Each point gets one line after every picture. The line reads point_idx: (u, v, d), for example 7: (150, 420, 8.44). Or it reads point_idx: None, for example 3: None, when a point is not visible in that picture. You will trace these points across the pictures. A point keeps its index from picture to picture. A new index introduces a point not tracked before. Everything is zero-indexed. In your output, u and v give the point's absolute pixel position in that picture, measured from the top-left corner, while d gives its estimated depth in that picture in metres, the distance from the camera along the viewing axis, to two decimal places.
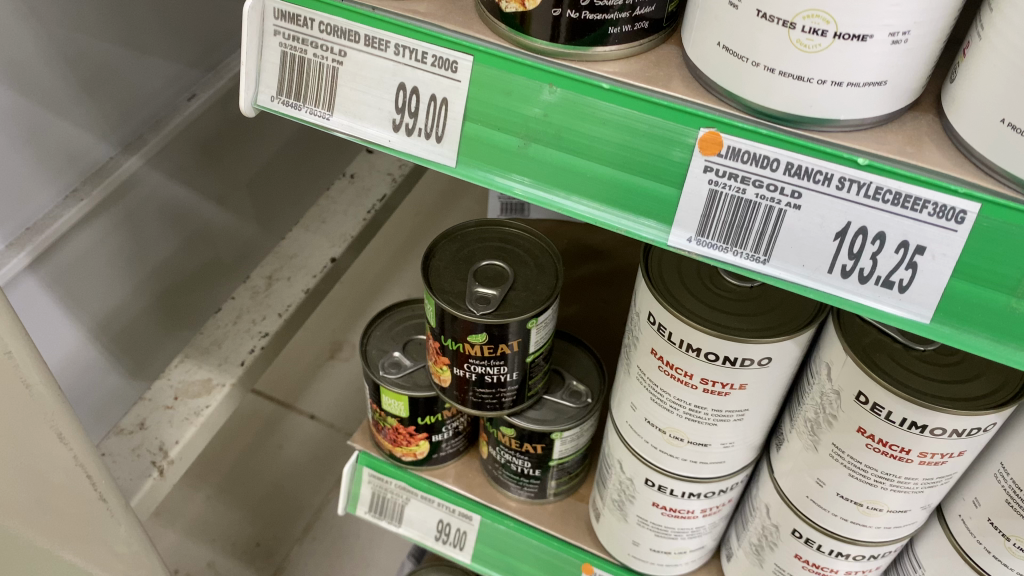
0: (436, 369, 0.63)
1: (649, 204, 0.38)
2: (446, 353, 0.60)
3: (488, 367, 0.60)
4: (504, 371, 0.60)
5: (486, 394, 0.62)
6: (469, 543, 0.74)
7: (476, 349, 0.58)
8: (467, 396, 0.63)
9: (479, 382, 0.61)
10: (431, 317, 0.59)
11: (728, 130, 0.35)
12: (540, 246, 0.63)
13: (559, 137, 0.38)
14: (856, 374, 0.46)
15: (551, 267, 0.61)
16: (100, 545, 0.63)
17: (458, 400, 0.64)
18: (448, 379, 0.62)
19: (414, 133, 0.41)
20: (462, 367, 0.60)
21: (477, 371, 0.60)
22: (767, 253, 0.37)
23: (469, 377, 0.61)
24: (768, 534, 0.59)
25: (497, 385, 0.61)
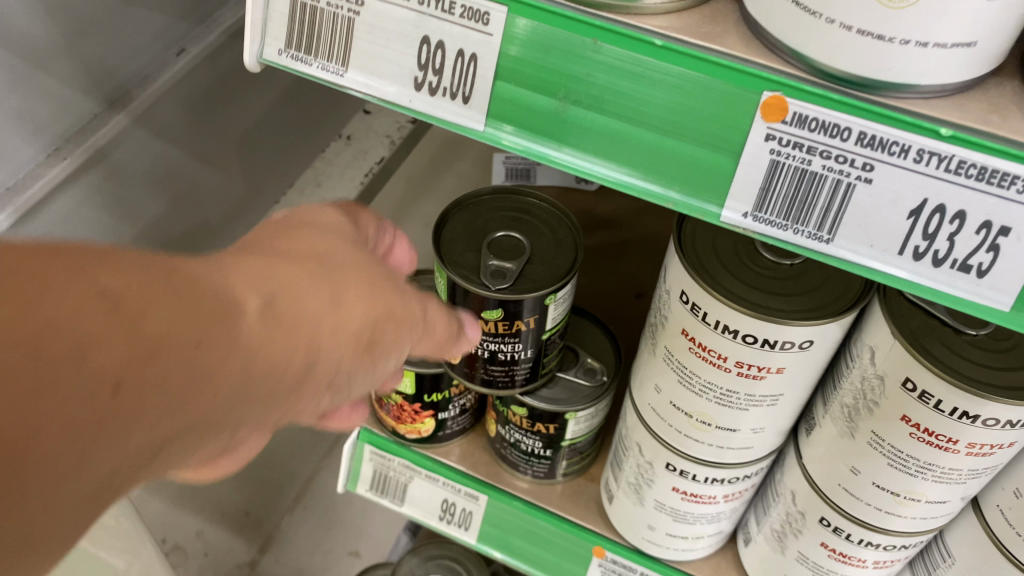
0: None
1: (701, 174, 0.34)
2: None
3: (501, 345, 0.56)
4: (518, 349, 0.57)
5: (498, 372, 0.59)
6: (474, 523, 0.71)
7: (489, 326, 0.55)
8: (479, 374, 0.59)
9: (491, 359, 0.58)
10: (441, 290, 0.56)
11: (795, 94, 0.31)
12: (558, 217, 0.59)
13: (601, 99, 0.35)
14: (904, 360, 0.43)
15: (570, 239, 0.57)
16: None
17: (467, 378, 0.61)
18: (457, 355, 0.59)
19: (438, 93, 0.37)
20: (474, 344, 0.57)
21: (490, 348, 0.57)
22: (832, 233, 0.33)
23: (481, 353, 0.58)
24: (793, 521, 0.57)
25: (510, 363, 0.58)
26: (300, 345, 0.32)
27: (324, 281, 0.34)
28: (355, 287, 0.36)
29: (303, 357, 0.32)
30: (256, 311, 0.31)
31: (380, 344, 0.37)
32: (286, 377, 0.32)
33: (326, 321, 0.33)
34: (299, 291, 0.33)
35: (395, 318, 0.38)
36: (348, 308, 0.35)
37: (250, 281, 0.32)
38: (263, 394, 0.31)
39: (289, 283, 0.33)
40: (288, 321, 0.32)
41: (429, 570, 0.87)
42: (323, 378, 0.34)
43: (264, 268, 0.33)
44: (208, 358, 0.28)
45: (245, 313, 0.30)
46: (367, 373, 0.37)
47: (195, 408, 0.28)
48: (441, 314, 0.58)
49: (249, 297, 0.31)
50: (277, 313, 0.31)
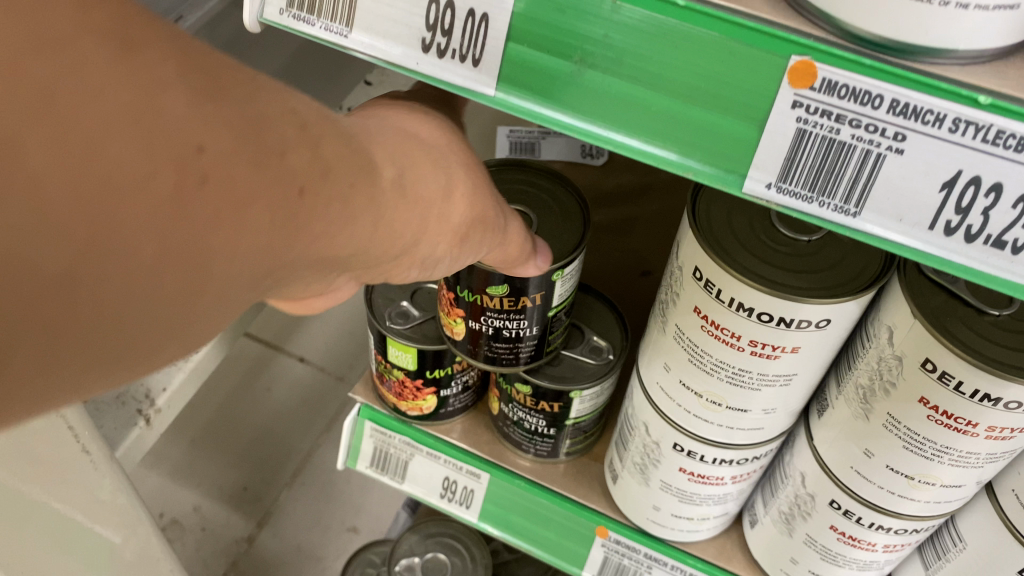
0: (448, 321, 0.58)
1: (723, 142, 0.33)
2: (459, 304, 0.56)
3: (506, 322, 0.55)
4: (523, 326, 0.56)
5: (501, 350, 0.57)
6: (475, 501, 0.70)
7: (494, 302, 0.54)
8: (482, 351, 0.58)
9: (495, 337, 0.56)
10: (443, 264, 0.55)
11: (825, 58, 0.30)
12: (564, 191, 0.58)
13: (619, 62, 0.33)
14: (924, 341, 0.42)
15: (577, 214, 0.56)
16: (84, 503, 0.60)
17: (470, 355, 0.59)
18: (460, 332, 0.58)
19: (447, 55, 0.36)
20: (478, 320, 0.56)
21: (495, 325, 0.56)
22: (859, 206, 0.32)
23: (485, 331, 0.56)
24: (801, 504, 0.56)
25: (515, 340, 0.57)
26: (416, 223, 0.37)
27: (440, 169, 0.39)
28: (461, 180, 0.40)
29: (416, 234, 0.37)
30: (396, 179, 0.35)
31: (468, 234, 0.42)
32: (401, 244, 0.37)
33: (438, 204, 0.38)
34: (423, 170, 0.38)
35: (484, 217, 0.43)
36: (454, 199, 0.40)
37: (392, 153, 0.36)
38: (379, 254, 0.36)
39: (418, 166, 0.38)
40: (416, 194, 0.36)
41: (429, 547, 0.86)
42: (419, 253, 0.39)
43: (397, 145, 0.37)
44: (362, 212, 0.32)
45: (387, 182, 0.35)
46: (451, 257, 0.43)
47: (337, 249, 0.33)
48: (444, 290, 0.57)
49: (390, 167, 0.35)
50: (410, 185, 0.36)
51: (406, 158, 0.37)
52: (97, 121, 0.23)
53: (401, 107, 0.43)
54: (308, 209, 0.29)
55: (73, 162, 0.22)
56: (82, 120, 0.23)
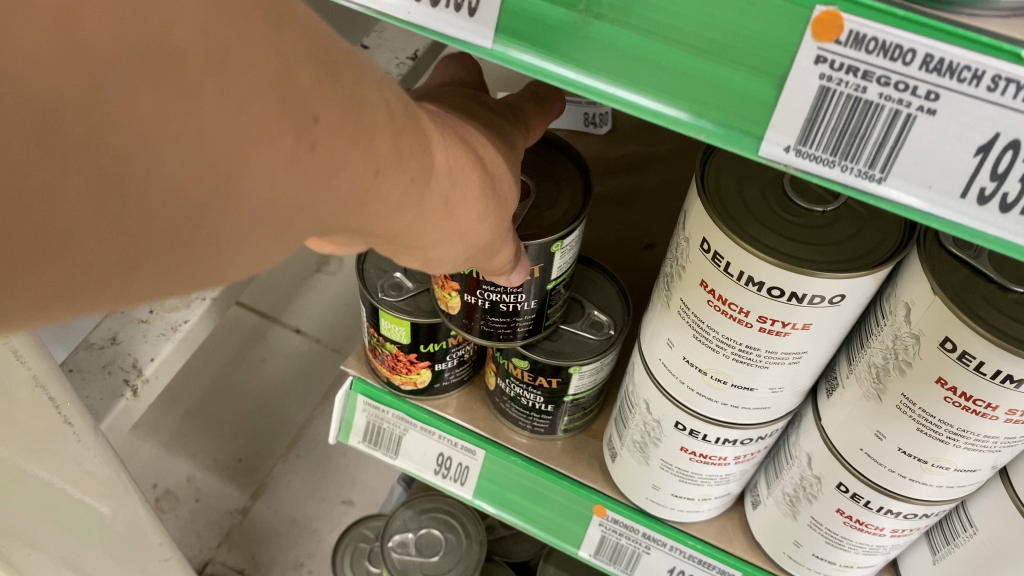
0: (441, 294, 0.56)
1: (738, 100, 0.30)
2: (453, 278, 0.53)
3: (504, 295, 0.53)
4: (520, 301, 0.53)
5: (496, 322, 0.55)
6: (471, 478, 0.68)
7: None
8: (477, 325, 0.56)
9: (491, 310, 0.54)
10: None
11: (853, 8, 0.27)
12: (565, 160, 0.55)
13: (628, 12, 0.30)
14: (944, 318, 0.39)
15: (576, 183, 0.53)
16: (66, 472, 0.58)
17: (464, 327, 0.57)
18: (456, 306, 0.56)
19: (441, 4, 0.34)
20: (474, 294, 0.53)
21: (491, 299, 0.53)
22: (885, 171, 0.29)
23: (480, 304, 0.54)
24: (807, 486, 0.54)
25: (512, 315, 0.54)
26: (444, 229, 0.37)
27: (482, 199, 0.38)
28: (503, 188, 0.40)
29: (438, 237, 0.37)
30: (442, 186, 0.35)
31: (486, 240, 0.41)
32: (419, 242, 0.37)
33: (473, 215, 0.38)
34: (470, 179, 0.37)
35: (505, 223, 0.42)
36: (493, 209, 0.39)
37: (448, 159, 0.36)
38: (403, 242, 0.36)
39: (464, 184, 0.36)
40: (452, 206, 0.36)
41: (423, 522, 0.84)
42: (431, 253, 0.39)
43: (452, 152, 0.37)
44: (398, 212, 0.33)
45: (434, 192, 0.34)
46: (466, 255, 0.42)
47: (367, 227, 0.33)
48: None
49: (444, 169, 0.35)
50: (450, 197, 0.36)
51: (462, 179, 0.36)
52: (255, 56, 0.23)
53: (465, 99, 0.44)
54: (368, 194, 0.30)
55: (231, 92, 0.23)
56: (242, 59, 0.23)
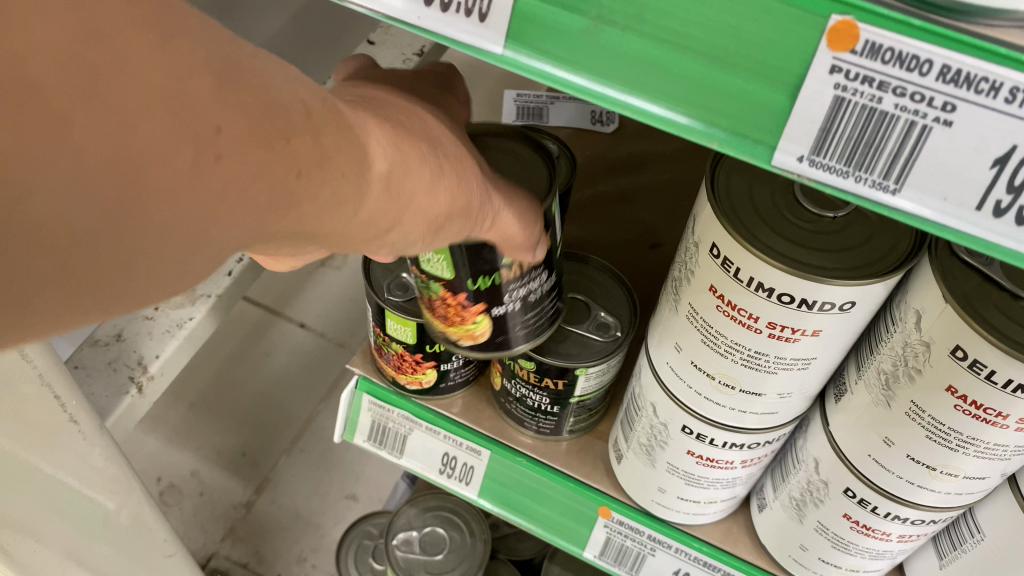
0: (460, 329, 0.53)
1: (751, 109, 0.30)
2: (474, 301, 0.51)
3: (529, 284, 0.52)
4: (542, 282, 0.52)
5: (527, 317, 0.54)
6: (476, 477, 0.68)
7: (516, 268, 0.50)
8: (511, 334, 0.54)
9: (522, 309, 0.52)
10: (441, 272, 0.49)
11: (869, 18, 0.27)
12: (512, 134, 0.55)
13: (640, 19, 0.30)
14: (955, 326, 0.39)
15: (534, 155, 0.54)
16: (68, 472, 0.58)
17: (494, 349, 0.55)
18: (485, 330, 0.53)
19: (451, 9, 0.33)
20: (499, 304, 0.51)
21: (519, 297, 0.52)
22: (900, 182, 0.29)
23: (509, 310, 0.52)
24: (813, 490, 0.53)
25: (539, 301, 0.54)
26: (392, 216, 0.38)
27: (430, 167, 0.39)
28: (462, 176, 0.41)
29: (390, 224, 0.38)
30: (383, 175, 0.36)
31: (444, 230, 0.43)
32: (368, 233, 0.38)
33: (426, 208, 0.39)
34: (423, 169, 0.39)
35: (482, 212, 0.43)
36: (450, 197, 0.40)
37: (396, 143, 0.37)
38: (352, 236, 0.37)
39: (405, 159, 0.37)
40: (398, 194, 0.37)
41: (428, 521, 0.84)
42: (387, 243, 0.40)
43: (404, 137, 0.38)
44: (332, 201, 0.34)
45: (370, 178, 0.36)
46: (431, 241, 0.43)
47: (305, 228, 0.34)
48: (443, 296, 0.51)
49: (385, 158, 0.36)
50: (394, 185, 0.37)
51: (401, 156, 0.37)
52: (137, 92, 0.26)
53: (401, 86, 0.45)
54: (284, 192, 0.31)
55: (113, 121, 0.25)
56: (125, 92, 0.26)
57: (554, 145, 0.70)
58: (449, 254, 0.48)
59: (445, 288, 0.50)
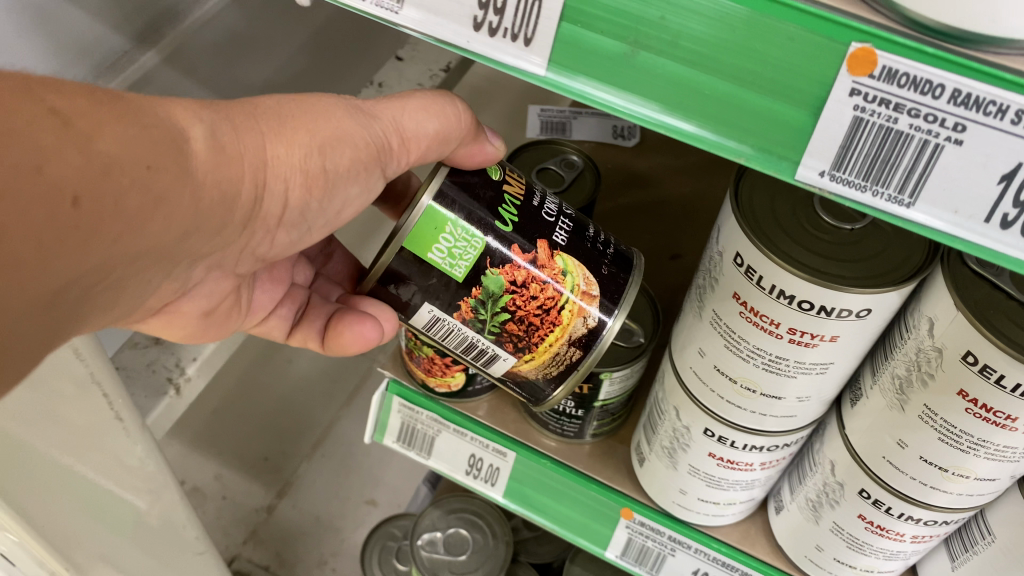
0: (569, 300, 0.52)
1: (777, 128, 0.33)
2: (534, 244, 0.51)
3: (548, 200, 0.53)
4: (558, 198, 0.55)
5: (603, 241, 0.54)
6: (501, 478, 0.70)
7: (517, 189, 0.52)
8: (604, 261, 0.53)
9: (580, 231, 0.53)
10: (472, 243, 0.50)
11: (887, 46, 0.29)
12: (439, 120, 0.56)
13: (675, 45, 0.33)
14: (967, 333, 0.41)
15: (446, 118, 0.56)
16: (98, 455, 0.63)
17: (616, 305, 0.53)
18: (581, 269, 0.52)
19: (499, 33, 0.36)
20: (553, 231, 0.52)
21: (560, 218, 0.53)
22: (914, 196, 0.31)
23: (570, 233, 0.52)
24: (830, 492, 0.56)
25: (583, 220, 0.54)
26: (243, 177, 0.46)
27: (276, 130, 0.48)
28: (330, 121, 0.49)
29: (248, 187, 0.47)
30: (209, 144, 0.45)
31: (337, 178, 0.51)
32: (209, 228, 0.47)
33: (292, 150, 0.48)
34: (282, 125, 0.48)
35: (367, 147, 0.51)
36: (315, 142, 0.49)
37: (245, 107, 0.47)
38: (208, 213, 0.46)
39: (231, 130, 0.46)
40: (234, 151, 0.46)
41: (451, 522, 0.87)
42: (270, 215, 0.50)
43: (236, 111, 0.47)
44: (161, 215, 0.42)
45: (195, 150, 0.44)
46: (347, 189, 0.53)
47: (144, 252, 0.43)
48: (513, 285, 0.51)
49: (206, 125, 0.45)
50: (227, 144, 0.46)
51: (222, 119, 0.46)
52: None
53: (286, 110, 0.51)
54: (114, 227, 0.40)
55: None
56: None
57: (579, 158, 0.73)
58: (454, 213, 0.50)
59: (505, 267, 0.51)
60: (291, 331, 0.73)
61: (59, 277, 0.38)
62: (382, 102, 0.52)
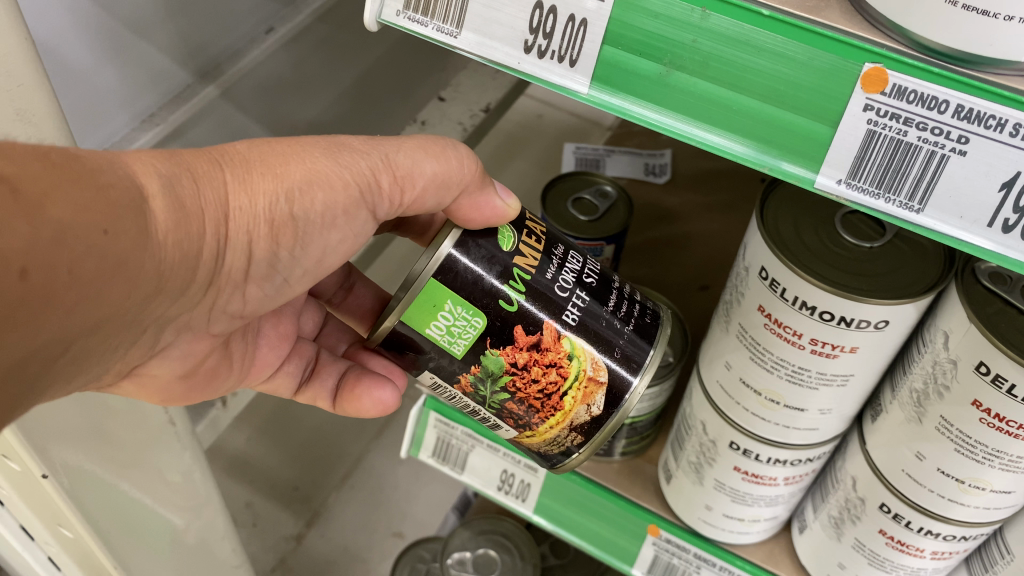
0: (574, 385, 0.50)
1: (797, 141, 0.36)
2: (540, 325, 0.49)
3: (566, 263, 0.51)
4: (581, 260, 0.52)
5: (623, 316, 0.51)
6: (532, 495, 0.73)
7: (530, 252, 0.50)
8: (620, 341, 0.51)
9: (598, 307, 0.50)
10: (472, 323, 0.49)
11: (897, 66, 0.32)
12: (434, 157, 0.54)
13: (706, 66, 0.36)
14: (980, 344, 0.43)
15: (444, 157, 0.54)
16: (146, 469, 0.66)
17: (641, 366, 0.51)
18: (589, 351, 0.50)
19: (548, 56, 0.40)
20: (566, 308, 0.50)
21: (576, 291, 0.50)
22: (923, 203, 0.34)
23: (584, 309, 0.50)
24: (852, 508, 0.58)
25: (605, 290, 0.51)
26: (204, 231, 0.44)
27: (235, 175, 0.45)
28: (307, 164, 0.46)
29: (211, 241, 0.44)
30: (168, 202, 0.42)
31: (309, 227, 0.48)
32: (170, 290, 0.44)
33: (259, 197, 0.45)
34: (250, 172, 0.45)
35: (348, 190, 0.48)
36: (289, 186, 0.46)
37: (211, 154, 0.45)
38: (178, 274, 0.44)
39: (186, 185, 0.43)
40: (194, 207, 0.43)
41: (480, 543, 0.90)
42: (235, 270, 0.47)
43: (205, 156, 0.44)
44: (122, 279, 0.40)
45: (154, 210, 0.41)
46: (324, 239, 0.49)
47: (105, 317, 0.41)
48: (514, 366, 0.50)
49: (166, 178, 0.43)
50: (187, 199, 0.43)
51: (179, 170, 0.43)
52: None
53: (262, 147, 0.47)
54: (70, 292, 0.38)
55: None
56: None
57: (612, 189, 0.77)
58: (456, 290, 0.48)
59: (506, 348, 0.49)
60: (300, 387, 0.71)
61: (12, 349, 0.36)
62: (370, 142, 0.50)
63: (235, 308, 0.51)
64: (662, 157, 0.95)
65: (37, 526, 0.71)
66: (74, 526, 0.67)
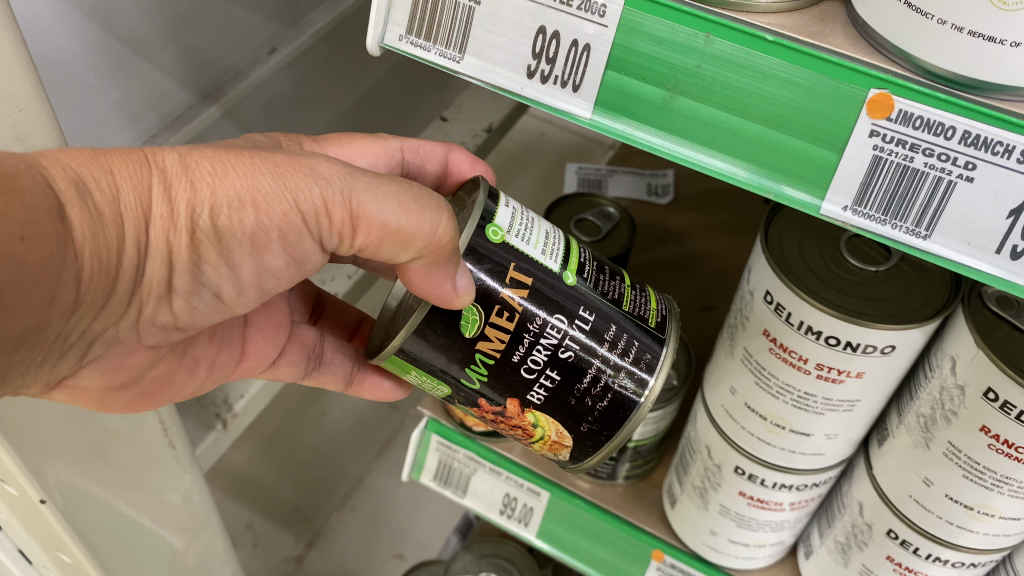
0: (539, 442, 0.51)
1: (803, 167, 0.36)
2: (504, 400, 0.49)
3: (539, 338, 0.46)
4: (560, 329, 0.47)
5: (597, 393, 0.48)
6: (534, 519, 0.72)
7: (496, 337, 0.47)
8: (587, 418, 0.48)
9: (593, 348, 0.47)
10: (439, 387, 0.50)
11: (901, 92, 0.32)
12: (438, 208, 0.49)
13: (711, 91, 0.36)
14: (987, 369, 0.43)
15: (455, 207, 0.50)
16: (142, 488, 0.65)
17: (655, 365, 0.48)
18: (553, 424, 0.49)
19: (550, 81, 0.40)
20: (529, 391, 0.48)
21: (545, 372, 0.47)
22: (929, 229, 0.34)
23: (551, 390, 0.48)
24: (858, 533, 0.57)
25: (581, 363, 0.47)
26: (122, 240, 0.42)
27: (154, 176, 0.41)
28: (246, 179, 0.42)
29: (131, 250, 0.42)
30: (83, 208, 0.40)
31: (234, 243, 0.44)
32: (88, 307, 0.43)
33: (180, 206, 0.42)
34: (178, 177, 0.42)
35: (285, 216, 0.43)
36: (217, 202, 0.42)
37: (141, 154, 0.42)
38: (100, 283, 0.42)
39: (102, 186, 0.41)
40: (111, 211, 0.41)
41: (482, 567, 0.88)
42: (155, 282, 0.44)
43: (132, 155, 0.41)
44: (39, 293, 0.39)
45: (70, 217, 0.39)
46: (254, 260, 0.45)
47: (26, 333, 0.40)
48: (484, 417, 0.51)
49: (77, 179, 0.40)
50: (102, 205, 0.40)
51: (94, 169, 0.40)
52: None
53: (201, 155, 0.42)
54: None
55: None
56: None
57: (616, 210, 0.76)
58: (416, 365, 0.49)
59: (473, 407, 0.50)
60: (308, 374, 0.68)
61: None
62: (339, 167, 0.44)
63: (163, 323, 0.48)
64: (665, 176, 0.95)
65: (35, 549, 0.70)
66: (71, 550, 0.66)
